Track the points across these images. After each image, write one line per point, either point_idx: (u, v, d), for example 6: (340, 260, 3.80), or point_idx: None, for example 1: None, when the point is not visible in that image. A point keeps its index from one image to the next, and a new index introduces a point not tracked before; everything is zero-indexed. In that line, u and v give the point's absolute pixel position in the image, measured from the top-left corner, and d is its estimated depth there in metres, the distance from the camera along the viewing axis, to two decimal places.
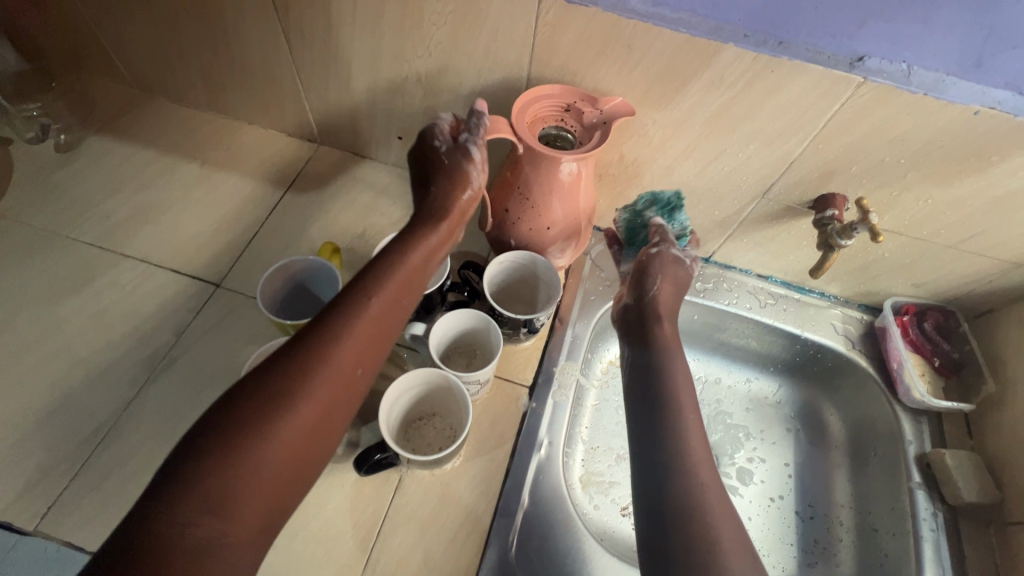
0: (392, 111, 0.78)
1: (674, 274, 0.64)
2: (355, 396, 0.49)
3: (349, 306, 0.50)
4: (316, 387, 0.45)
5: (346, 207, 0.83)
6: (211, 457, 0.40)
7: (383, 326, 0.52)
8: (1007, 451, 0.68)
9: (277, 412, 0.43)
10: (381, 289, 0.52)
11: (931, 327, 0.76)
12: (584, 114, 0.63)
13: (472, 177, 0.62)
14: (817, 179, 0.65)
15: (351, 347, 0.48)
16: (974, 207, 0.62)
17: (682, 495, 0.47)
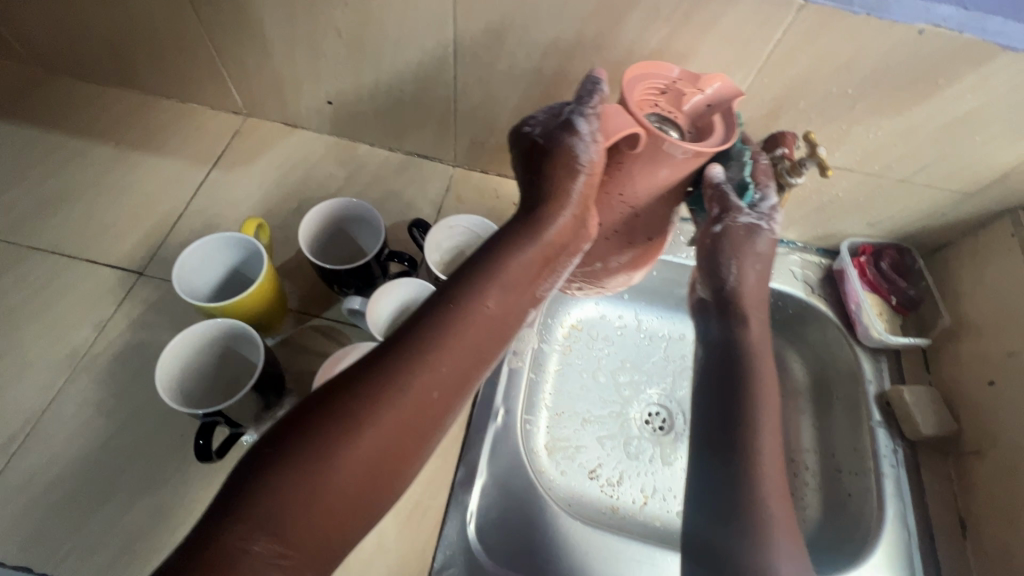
0: (317, 74, 0.72)
1: (752, 250, 0.53)
2: (438, 421, 0.41)
3: (444, 301, 0.43)
4: (384, 419, 0.38)
5: (281, 182, 0.78)
6: (277, 467, 0.35)
7: (469, 356, 0.42)
8: (963, 383, 0.67)
9: (353, 428, 0.37)
10: (479, 285, 0.43)
11: (888, 266, 0.76)
12: (685, 99, 0.53)
13: (580, 151, 0.48)
14: (766, 118, 0.62)
15: (430, 373, 0.40)
16: (923, 135, 0.60)
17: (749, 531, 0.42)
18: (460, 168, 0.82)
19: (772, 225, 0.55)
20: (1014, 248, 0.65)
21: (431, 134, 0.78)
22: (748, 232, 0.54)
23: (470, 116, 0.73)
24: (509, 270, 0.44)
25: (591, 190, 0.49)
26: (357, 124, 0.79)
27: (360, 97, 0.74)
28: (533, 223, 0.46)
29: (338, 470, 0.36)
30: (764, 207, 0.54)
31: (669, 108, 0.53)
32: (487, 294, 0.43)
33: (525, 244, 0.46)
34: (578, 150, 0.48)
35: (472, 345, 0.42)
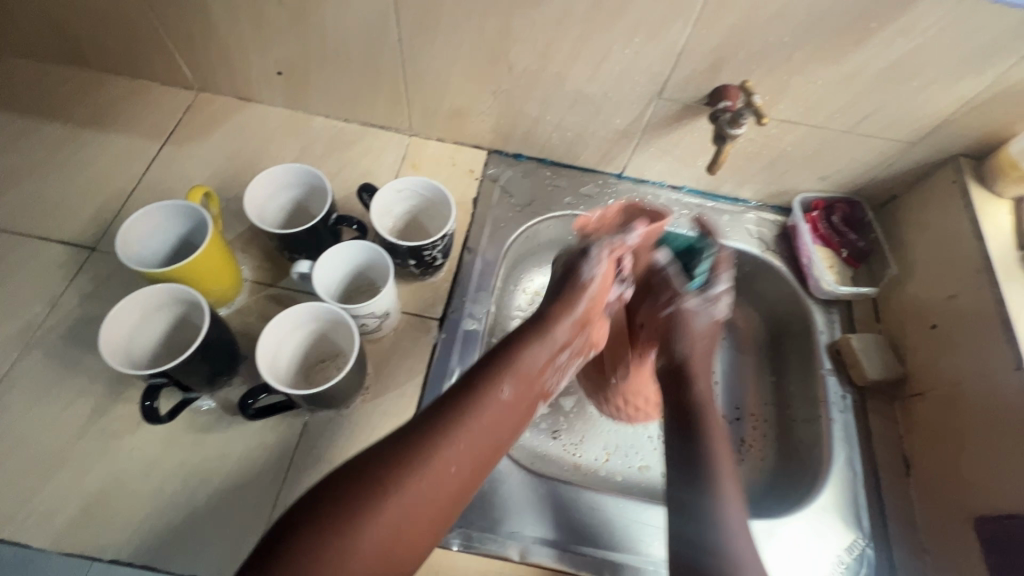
0: (263, 44, 0.71)
1: (696, 330, 0.63)
2: (453, 498, 0.47)
3: (462, 394, 0.50)
4: (414, 482, 0.44)
5: (236, 156, 0.78)
6: (324, 517, 0.40)
7: (488, 437, 0.50)
8: (909, 329, 0.69)
9: (388, 490, 0.43)
10: (491, 382, 0.52)
11: (839, 220, 0.77)
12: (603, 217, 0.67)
13: (584, 272, 0.61)
14: (707, 71, 0.62)
15: (452, 452, 0.47)
16: (861, 83, 0.61)
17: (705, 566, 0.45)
18: (416, 137, 0.82)
19: (715, 306, 0.64)
20: (955, 195, 0.67)
21: (384, 102, 0.77)
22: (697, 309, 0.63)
23: (420, 82, 0.73)
24: (519, 369, 0.53)
25: (595, 303, 0.61)
26: (310, 95, 0.79)
27: (309, 67, 0.74)
28: (540, 327, 0.57)
29: (373, 524, 0.41)
30: (707, 289, 0.64)
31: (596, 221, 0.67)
32: (503, 385, 0.52)
33: (533, 344, 0.56)
34: (585, 271, 0.61)
35: (492, 423, 0.50)
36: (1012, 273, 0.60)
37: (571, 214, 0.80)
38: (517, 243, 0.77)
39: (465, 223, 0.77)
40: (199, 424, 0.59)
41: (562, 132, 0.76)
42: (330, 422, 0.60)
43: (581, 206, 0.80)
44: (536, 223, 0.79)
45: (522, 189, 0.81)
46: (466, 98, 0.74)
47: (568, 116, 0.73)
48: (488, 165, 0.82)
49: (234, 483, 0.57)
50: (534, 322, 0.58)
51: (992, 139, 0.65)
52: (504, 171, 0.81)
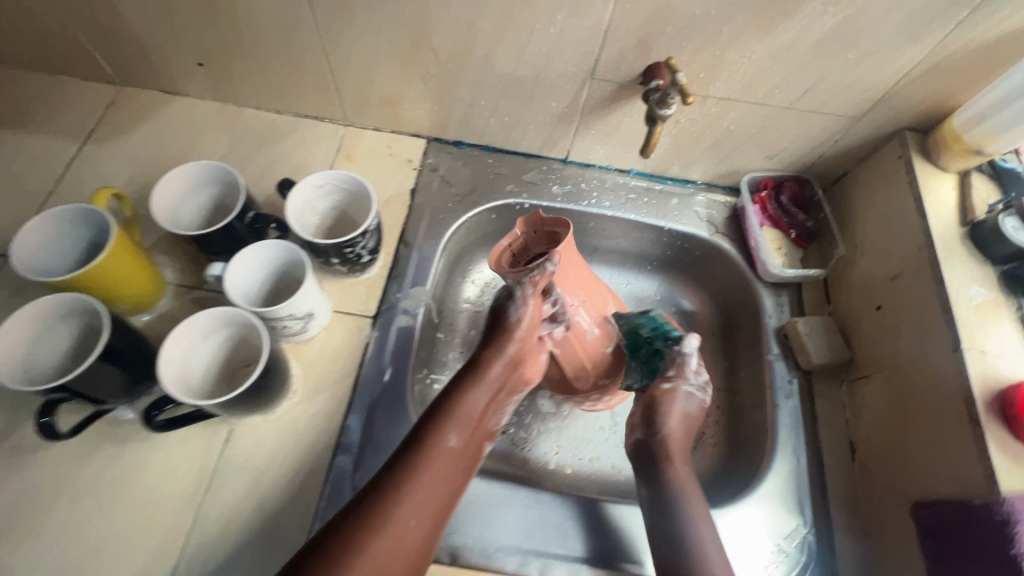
0: (177, 34, 0.67)
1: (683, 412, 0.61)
2: (418, 552, 0.47)
3: (414, 445, 0.51)
4: (377, 541, 0.44)
5: (161, 154, 0.75)
6: None
7: (444, 487, 0.50)
8: (857, 311, 0.67)
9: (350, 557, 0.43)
10: (441, 429, 0.52)
11: (788, 199, 0.74)
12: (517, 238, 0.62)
13: (510, 313, 0.58)
14: (637, 49, 0.59)
15: (410, 503, 0.47)
16: (797, 57, 0.58)
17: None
18: (352, 127, 0.79)
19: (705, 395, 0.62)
20: (900, 170, 0.65)
21: (313, 92, 0.74)
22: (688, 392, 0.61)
23: (346, 69, 0.69)
24: (462, 413, 0.53)
25: (525, 341, 0.58)
26: (236, 87, 0.75)
27: (229, 57, 0.70)
28: (475, 370, 0.56)
29: None
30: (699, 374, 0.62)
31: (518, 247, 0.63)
32: (450, 432, 0.52)
33: (472, 388, 0.55)
34: (510, 313, 0.58)
35: (450, 467, 0.51)
36: (954, 251, 0.58)
37: (514, 203, 0.77)
38: (456, 235, 0.75)
39: (402, 216, 0.74)
40: (117, 435, 0.57)
41: (500, 117, 0.73)
42: (255, 429, 0.58)
43: (524, 193, 0.77)
44: (477, 213, 0.76)
45: (463, 178, 0.78)
46: (396, 85, 0.71)
47: (503, 100, 0.70)
48: (428, 154, 0.79)
49: (154, 496, 0.55)
50: (469, 369, 0.57)
51: (936, 110, 0.63)
52: (444, 159, 0.78)
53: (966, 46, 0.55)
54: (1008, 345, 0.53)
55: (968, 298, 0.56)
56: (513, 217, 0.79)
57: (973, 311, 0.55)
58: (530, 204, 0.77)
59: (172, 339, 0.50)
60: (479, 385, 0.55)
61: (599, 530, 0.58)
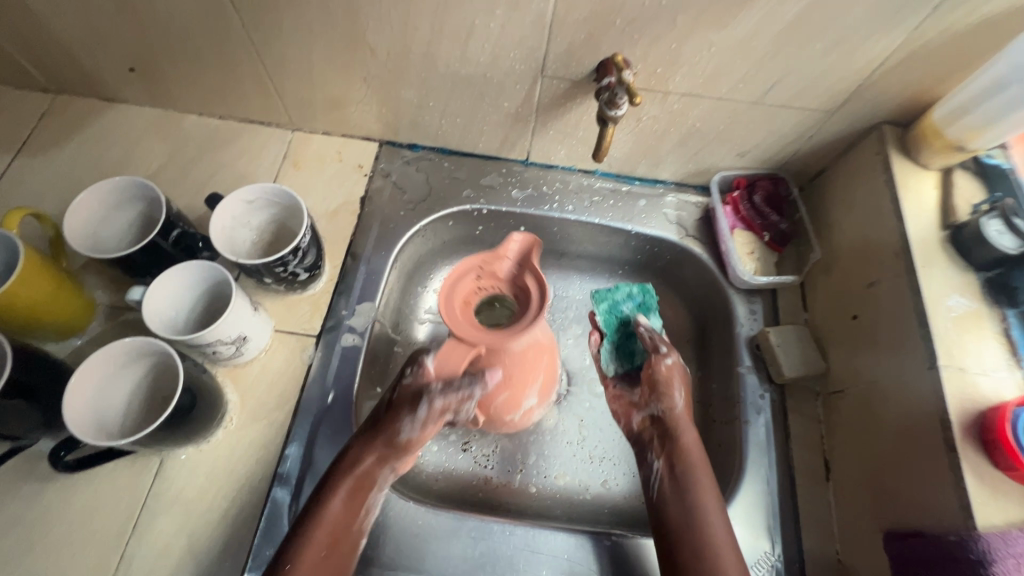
0: (102, 38, 0.63)
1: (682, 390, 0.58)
2: None
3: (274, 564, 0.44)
4: None
5: (97, 165, 0.71)
6: None
7: None
8: (832, 320, 0.63)
9: None
10: (302, 541, 0.45)
11: (761, 200, 0.70)
12: (496, 271, 0.54)
13: (401, 431, 0.50)
14: (586, 44, 0.55)
15: None
16: (760, 48, 0.53)
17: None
18: (300, 132, 0.75)
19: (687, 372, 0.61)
20: (878, 168, 0.60)
21: (254, 96, 0.70)
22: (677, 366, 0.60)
23: (283, 72, 0.65)
24: (326, 517, 0.47)
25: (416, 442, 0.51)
26: (173, 92, 0.71)
27: (160, 61, 0.66)
28: (342, 469, 0.49)
29: None
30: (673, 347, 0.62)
31: (487, 282, 0.54)
32: (310, 539, 0.45)
33: (338, 489, 0.48)
34: (402, 432, 0.50)
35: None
36: (933, 257, 0.54)
37: (471, 209, 0.73)
38: (409, 245, 0.71)
39: (351, 226, 0.70)
40: (40, 469, 0.54)
41: (451, 118, 0.69)
42: (187, 460, 0.55)
43: (482, 198, 0.73)
44: (432, 221, 0.72)
45: (416, 183, 0.73)
46: (338, 87, 0.66)
47: (452, 101, 0.66)
48: (380, 159, 0.74)
49: (78, 534, 0.52)
50: (336, 465, 0.50)
51: (916, 103, 0.58)
52: (397, 164, 0.74)
53: (944, 33, 0.50)
54: (990, 361, 0.49)
55: (947, 310, 0.51)
56: (472, 223, 0.75)
57: (952, 324, 0.50)
58: (488, 210, 0.73)
59: (80, 374, 0.46)
60: (342, 481, 0.49)
61: (553, 562, 0.54)
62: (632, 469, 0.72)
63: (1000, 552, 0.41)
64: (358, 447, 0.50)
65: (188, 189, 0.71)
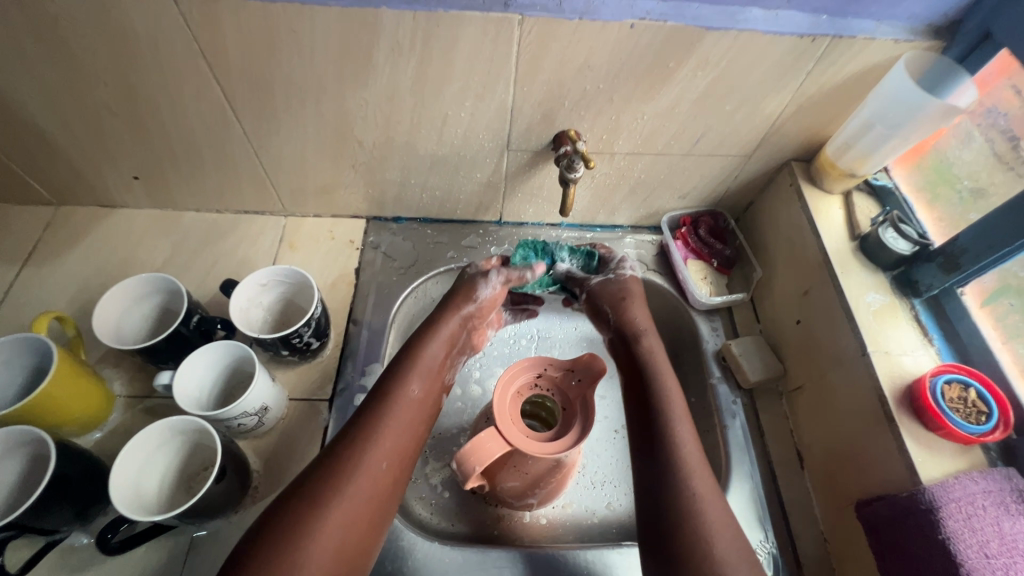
0: (111, 154, 0.70)
1: (609, 293, 0.73)
2: (399, 478, 0.57)
3: (374, 413, 0.59)
4: (367, 463, 0.55)
5: (102, 266, 0.76)
6: (292, 514, 0.50)
7: (407, 432, 0.59)
8: (781, 328, 0.73)
9: (348, 475, 0.54)
10: (391, 413, 0.59)
11: (706, 232, 0.81)
12: (558, 380, 0.61)
13: (478, 288, 0.72)
14: (543, 121, 0.66)
15: (381, 450, 0.56)
16: (682, 113, 0.65)
17: (673, 482, 0.54)
18: (293, 216, 0.83)
19: (622, 274, 0.75)
20: (793, 196, 0.72)
21: (250, 190, 0.77)
22: (612, 280, 0.75)
23: (279, 167, 0.73)
24: (420, 369, 0.64)
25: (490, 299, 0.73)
26: (174, 194, 0.78)
27: (164, 168, 0.73)
28: (416, 344, 0.66)
29: (343, 505, 0.52)
30: (611, 265, 0.76)
31: (546, 386, 0.61)
32: (411, 386, 0.62)
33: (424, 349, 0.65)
34: (481, 288, 0.72)
35: (349, 528, 0.51)
36: (849, 263, 0.65)
37: (456, 268, 0.81)
38: (404, 305, 0.77)
39: (349, 296, 0.77)
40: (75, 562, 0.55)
41: (431, 191, 0.78)
42: (219, 532, 0.58)
43: (464, 257, 0.82)
44: (422, 282, 0.80)
45: (405, 251, 0.81)
46: (328, 175, 0.75)
47: (430, 176, 0.75)
48: (369, 233, 0.82)
49: None
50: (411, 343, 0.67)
51: (813, 142, 0.71)
52: (385, 236, 0.82)
53: (822, 89, 0.63)
54: (908, 343, 0.59)
55: (867, 305, 0.62)
56: None
57: (873, 316, 0.61)
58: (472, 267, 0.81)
59: (131, 445, 0.50)
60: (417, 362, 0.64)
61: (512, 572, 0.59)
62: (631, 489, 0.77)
63: (942, 499, 0.49)
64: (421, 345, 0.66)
65: (192, 279, 0.76)
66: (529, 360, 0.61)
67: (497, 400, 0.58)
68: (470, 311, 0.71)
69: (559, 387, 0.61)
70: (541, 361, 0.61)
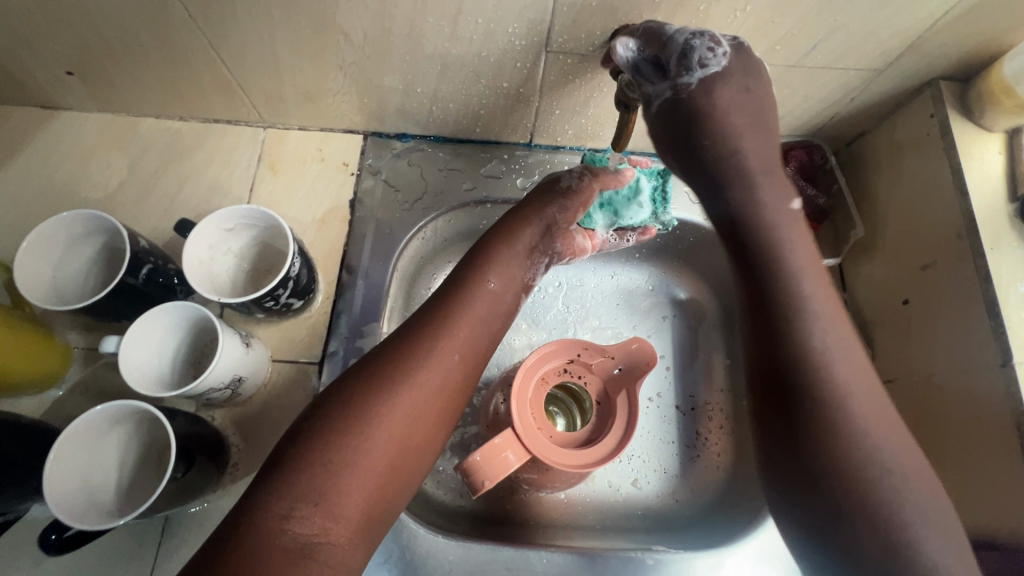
0: (26, 42, 0.53)
1: (720, 106, 0.45)
2: (468, 383, 0.49)
3: (449, 302, 0.51)
4: (435, 355, 0.46)
5: (49, 187, 0.63)
6: (352, 395, 0.43)
7: (482, 329, 0.51)
8: (876, 305, 0.57)
9: (412, 363, 0.45)
10: (466, 305, 0.51)
11: (795, 171, 0.62)
12: (595, 367, 0.50)
13: (563, 179, 0.61)
14: (598, 11, 0.46)
15: (454, 339, 0.48)
16: (805, 4, 0.44)
17: (814, 378, 0.40)
18: (273, 128, 0.67)
19: (706, 66, 0.45)
20: (933, 132, 0.53)
21: (214, 92, 0.61)
22: (705, 87, 0.45)
23: (244, 64, 0.56)
24: (501, 261, 0.55)
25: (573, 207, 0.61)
26: (122, 95, 0.62)
27: (100, 62, 0.56)
28: (507, 229, 0.58)
29: (407, 396, 0.44)
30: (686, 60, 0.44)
31: (579, 372, 0.50)
32: (489, 277, 0.54)
33: (509, 238, 0.57)
34: (565, 181, 0.61)
35: (406, 433, 0.43)
36: (1002, 236, 0.48)
37: (473, 203, 0.66)
38: (406, 250, 0.63)
39: (342, 235, 0.63)
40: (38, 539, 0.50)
41: (443, 103, 0.60)
42: (196, 512, 0.52)
43: (483, 190, 0.66)
44: (432, 221, 0.65)
45: (409, 179, 0.66)
46: (310, 77, 0.57)
47: (441, 84, 0.57)
48: (366, 153, 0.66)
49: None
50: (493, 231, 0.58)
51: (981, 53, 0.50)
52: (386, 159, 0.66)
53: None
54: None
55: (1019, 297, 0.46)
56: (472, 217, 0.67)
57: None
58: (492, 202, 0.66)
59: (66, 433, 0.41)
60: (499, 250, 0.56)
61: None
62: (663, 465, 0.65)
63: None
64: (509, 234, 0.57)
65: (155, 207, 0.63)
66: (555, 342, 0.49)
67: (517, 393, 0.47)
68: (553, 213, 0.59)
69: (594, 375, 0.50)
70: (575, 342, 0.49)
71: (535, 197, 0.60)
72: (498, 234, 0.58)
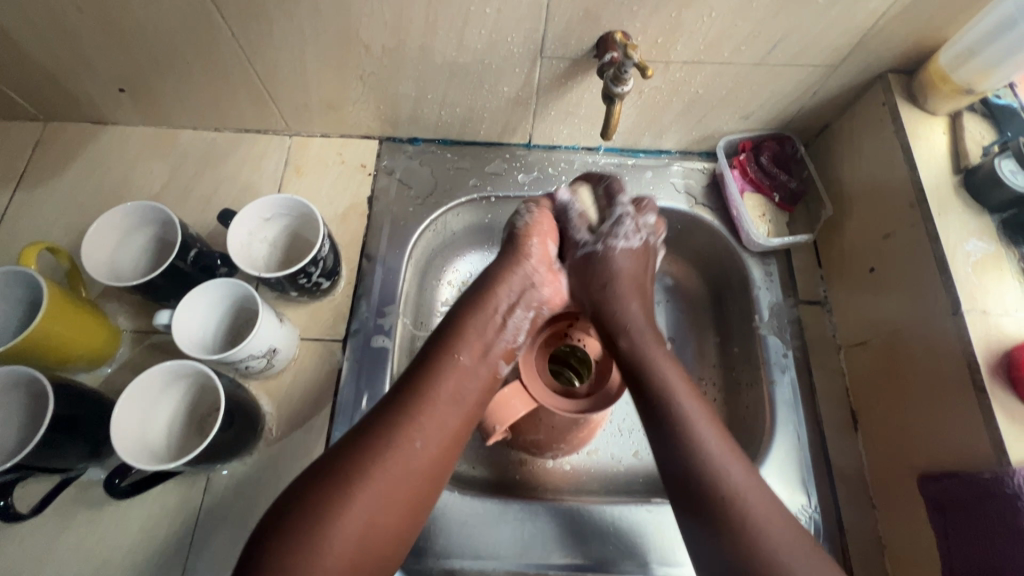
0: (87, 62, 0.61)
1: (618, 271, 0.57)
2: (438, 475, 0.46)
3: (418, 384, 0.48)
4: (398, 450, 0.44)
5: (98, 191, 0.70)
6: (312, 496, 0.41)
7: (454, 415, 0.47)
8: (849, 275, 0.63)
9: (374, 460, 0.43)
10: (437, 386, 0.48)
11: (767, 160, 0.69)
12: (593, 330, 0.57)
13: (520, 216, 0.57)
14: (585, 20, 0.54)
15: (419, 430, 0.45)
16: (762, 9, 0.52)
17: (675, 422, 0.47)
18: (298, 136, 0.74)
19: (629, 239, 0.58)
20: (885, 118, 0.60)
21: (247, 104, 0.68)
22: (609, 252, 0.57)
23: (276, 78, 0.63)
24: (471, 333, 0.52)
25: (542, 248, 0.57)
26: (167, 110, 0.70)
27: (150, 79, 0.64)
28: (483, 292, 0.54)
29: (365, 499, 0.42)
30: (605, 229, 0.58)
31: (579, 335, 0.57)
32: (459, 350, 0.50)
33: (477, 305, 0.53)
34: (523, 221, 0.57)
35: (366, 535, 0.41)
36: (948, 204, 0.54)
37: (479, 198, 0.72)
38: (419, 241, 0.70)
39: (361, 229, 0.70)
40: (93, 500, 0.55)
41: (450, 108, 0.68)
42: (234, 472, 0.57)
43: (488, 186, 0.72)
44: (441, 215, 0.72)
45: (421, 177, 0.73)
46: (332, 87, 0.65)
47: (450, 91, 0.65)
48: (381, 156, 0.74)
49: (142, 556, 0.54)
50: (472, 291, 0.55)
51: (920, 48, 0.57)
52: (400, 160, 0.73)
53: None
54: (1010, 300, 0.50)
55: (965, 256, 0.52)
56: (479, 212, 0.74)
57: (972, 270, 0.51)
58: (496, 196, 0.72)
59: (126, 398, 0.47)
60: (471, 321, 0.52)
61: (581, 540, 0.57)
62: None
63: None
64: (481, 297, 0.54)
65: (193, 206, 0.70)
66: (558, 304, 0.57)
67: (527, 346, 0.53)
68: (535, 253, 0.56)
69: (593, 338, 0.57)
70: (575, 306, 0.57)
71: (508, 249, 0.57)
72: (472, 297, 0.54)
